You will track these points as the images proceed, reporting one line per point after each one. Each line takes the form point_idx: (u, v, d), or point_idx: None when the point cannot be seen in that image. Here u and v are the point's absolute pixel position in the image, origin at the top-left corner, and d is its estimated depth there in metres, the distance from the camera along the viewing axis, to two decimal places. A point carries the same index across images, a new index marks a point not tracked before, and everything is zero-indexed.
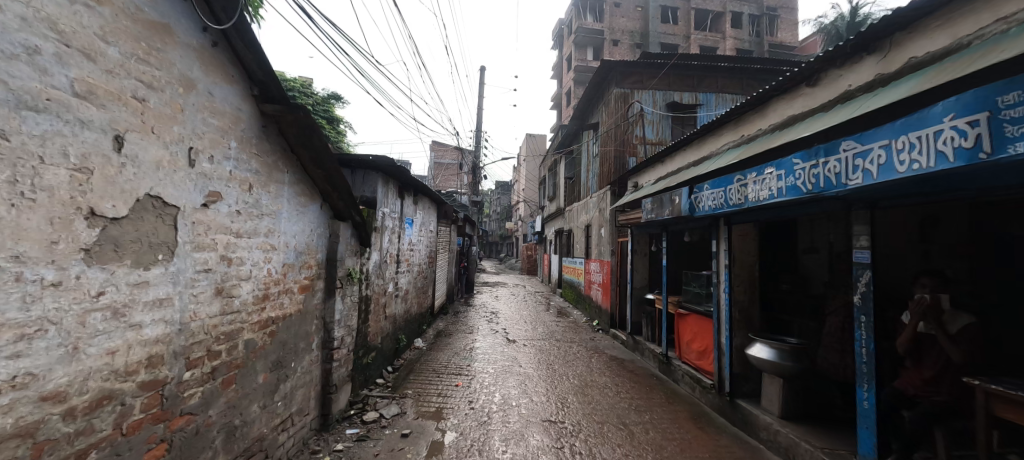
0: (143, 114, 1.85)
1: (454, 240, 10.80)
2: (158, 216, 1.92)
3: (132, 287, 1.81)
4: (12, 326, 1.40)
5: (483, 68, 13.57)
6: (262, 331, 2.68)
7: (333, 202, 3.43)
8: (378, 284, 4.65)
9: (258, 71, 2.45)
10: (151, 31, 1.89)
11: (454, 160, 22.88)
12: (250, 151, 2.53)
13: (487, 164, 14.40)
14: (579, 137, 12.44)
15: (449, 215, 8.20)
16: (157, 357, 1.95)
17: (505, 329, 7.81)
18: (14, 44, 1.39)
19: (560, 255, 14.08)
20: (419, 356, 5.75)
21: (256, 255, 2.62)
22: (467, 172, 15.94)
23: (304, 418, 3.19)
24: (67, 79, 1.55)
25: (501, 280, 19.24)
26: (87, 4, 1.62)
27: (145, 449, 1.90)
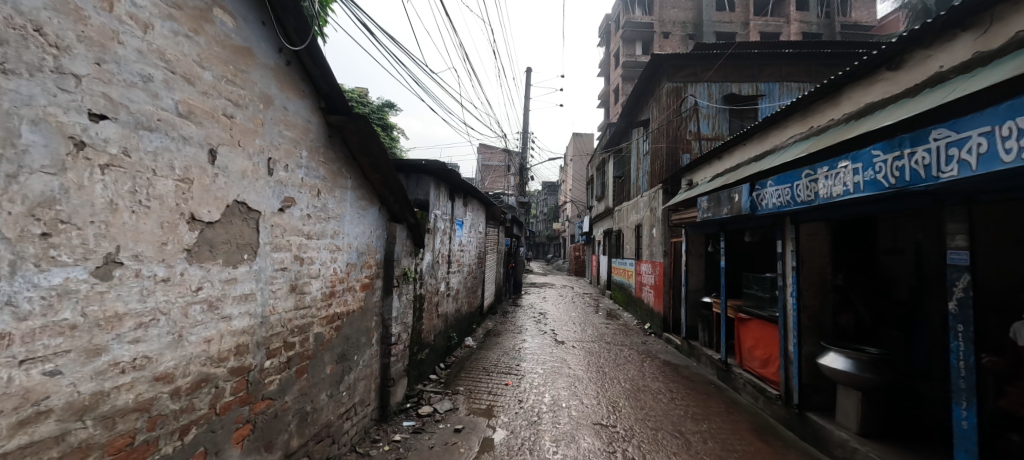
0: (231, 129, 2.08)
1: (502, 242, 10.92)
2: (243, 220, 2.15)
3: (222, 283, 2.04)
4: (132, 316, 1.64)
5: (529, 69, 13.59)
6: (329, 326, 2.89)
7: (390, 205, 3.61)
8: (431, 283, 4.83)
9: (324, 85, 2.65)
10: (236, 55, 2.11)
11: (501, 163, 23.15)
12: (318, 160, 2.75)
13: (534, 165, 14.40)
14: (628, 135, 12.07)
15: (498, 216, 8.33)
16: (244, 346, 2.18)
17: (553, 330, 7.80)
18: (133, 74, 1.63)
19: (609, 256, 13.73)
20: (469, 354, 5.90)
21: (323, 255, 2.82)
22: (514, 173, 16.02)
23: (365, 409, 3.39)
24: (172, 101, 1.79)
25: (549, 281, 19.12)
26: (187, 35, 1.85)
27: (234, 428, 2.13)
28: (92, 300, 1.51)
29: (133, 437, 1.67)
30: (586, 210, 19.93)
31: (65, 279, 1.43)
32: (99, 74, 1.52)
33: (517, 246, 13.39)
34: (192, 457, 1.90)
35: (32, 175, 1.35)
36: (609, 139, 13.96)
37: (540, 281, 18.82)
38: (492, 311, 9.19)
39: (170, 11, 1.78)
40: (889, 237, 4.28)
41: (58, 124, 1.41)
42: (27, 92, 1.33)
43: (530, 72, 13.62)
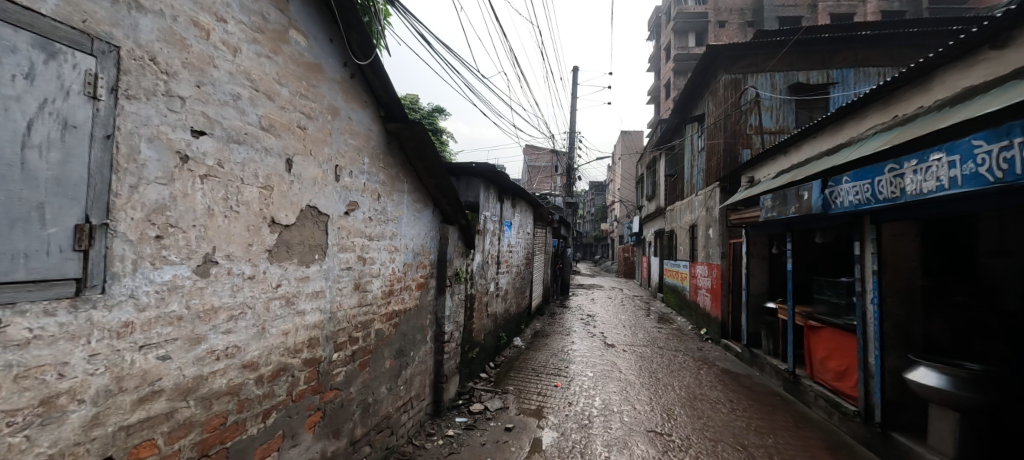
0: (304, 139, 2.26)
1: (549, 242, 10.90)
2: (314, 223, 2.33)
3: (297, 280, 2.23)
4: (225, 309, 1.84)
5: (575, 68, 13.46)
6: (388, 322, 3.05)
7: (442, 207, 3.74)
8: (481, 283, 4.93)
9: (383, 94, 2.80)
10: (309, 71, 2.30)
11: (548, 163, 23.09)
12: (379, 166, 2.91)
13: (581, 165, 14.21)
14: (680, 131, 11.55)
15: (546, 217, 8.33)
16: (315, 339, 2.36)
17: (602, 332, 7.66)
18: (225, 94, 1.83)
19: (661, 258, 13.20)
20: (518, 354, 5.94)
21: (383, 255, 2.98)
22: (561, 173, 15.91)
23: (420, 403, 3.53)
24: (255, 116, 1.98)
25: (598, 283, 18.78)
26: (268, 56, 2.04)
27: (307, 414, 2.32)
28: (193, 294, 1.72)
29: (225, 417, 1.87)
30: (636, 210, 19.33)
31: (173, 276, 1.64)
32: (199, 95, 1.72)
33: (565, 247, 13.30)
34: (272, 439, 2.09)
35: (148, 186, 1.56)
36: (660, 136, 13.43)
37: (589, 282, 18.54)
38: (540, 312, 9.21)
39: (254, 35, 1.97)
40: (993, 237, 3.74)
41: (167, 141, 1.62)
42: (145, 114, 1.54)
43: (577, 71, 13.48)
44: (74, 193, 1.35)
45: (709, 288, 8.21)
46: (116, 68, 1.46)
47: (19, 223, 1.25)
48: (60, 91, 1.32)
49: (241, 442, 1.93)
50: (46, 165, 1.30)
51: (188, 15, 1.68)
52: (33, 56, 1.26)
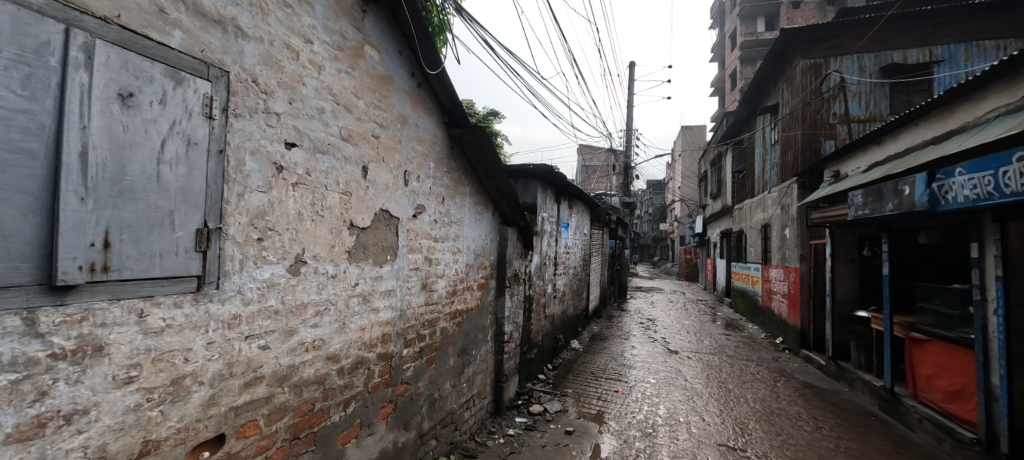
0: (377, 147, 2.41)
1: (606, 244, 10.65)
2: (386, 225, 2.48)
3: (372, 279, 2.38)
4: (313, 304, 2.02)
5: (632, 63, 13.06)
6: (452, 321, 3.16)
7: (502, 209, 3.80)
8: (539, 285, 4.94)
9: (447, 101, 2.91)
10: (381, 83, 2.45)
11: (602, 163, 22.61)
12: (443, 170, 3.02)
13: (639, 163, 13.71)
14: (750, 124, 10.73)
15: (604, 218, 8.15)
16: (388, 335, 2.51)
17: (664, 337, 7.34)
18: (312, 108, 2.01)
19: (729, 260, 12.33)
20: (576, 356, 5.87)
21: (448, 256, 3.09)
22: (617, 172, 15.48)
23: (482, 401, 3.61)
24: (337, 127, 2.15)
25: (658, 286, 17.99)
26: (347, 71, 2.21)
27: (381, 405, 2.46)
28: (287, 291, 1.90)
29: (313, 404, 2.05)
30: (699, 210, 18.23)
31: (271, 274, 1.83)
32: (291, 110, 1.91)
33: (623, 248, 12.93)
34: (352, 426, 2.25)
35: (251, 194, 1.75)
36: (726, 129, 12.59)
37: (648, 285, 17.81)
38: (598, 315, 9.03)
39: (336, 53, 2.15)
40: None
41: (267, 153, 1.81)
42: (249, 130, 1.74)
43: (634, 67, 13.07)
44: (196, 201, 1.56)
45: (785, 293, 7.54)
46: (226, 91, 1.66)
47: (156, 227, 1.46)
48: (185, 113, 1.53)
49: (326, 427, 2.11)
50: (175, 178, 1.51)
51: (282, 39, 1.87)
52: (165, 84, 1.47)
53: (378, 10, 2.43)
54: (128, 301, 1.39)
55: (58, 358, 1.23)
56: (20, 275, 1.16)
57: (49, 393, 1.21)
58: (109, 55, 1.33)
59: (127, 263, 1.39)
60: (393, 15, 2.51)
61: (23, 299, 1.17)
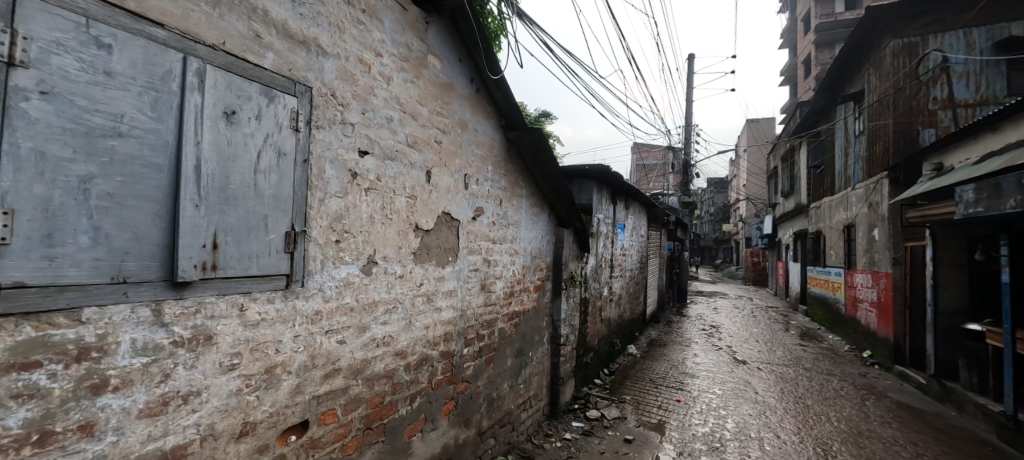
0: (440, 153, 2.50)
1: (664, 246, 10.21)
2: (448, 228, 2.57)
3: (435, 279, 2.47)
4: (383, 302, 2.14)
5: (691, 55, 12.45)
6: (509, 322, 3.19)
7: (558, 210, 3.77)
8: (595, 287, 4.85)
9: (504, 104, 2.95)
10: (443, 90, 2.54)
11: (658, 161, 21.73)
12: (501, 173, 3.07)
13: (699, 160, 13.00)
14: (830, 114, 9.76)
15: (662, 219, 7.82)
16: (450, 334, 2.59)
17: (729, 346, 6.88)
18: (382, 117, 2.14)
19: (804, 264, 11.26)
20: (633, 362, 5.67)
21: (505, 258, 3.13)
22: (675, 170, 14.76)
23: (538, 403, 3.61)
24: (404, 134, 2.26)
25: (721, 290, 16.88)
26: (413, 81, 2.32)
27: (443, 402, 2.55)
28: (360, 289, 2.03)
29: (384, 397, 2.17)
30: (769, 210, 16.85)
31: (347, 273, 1.96)
32: (363, 120, 2.03)
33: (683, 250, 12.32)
34: (417, 420, 2.35)
35: (330, 199, 1.89)
36: (801, 121, 11.55)
37: (710, 290, 16.78)
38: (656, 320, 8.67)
39: (402, 64, 2.26)
40: None
41: (344, 161, 1.95)
42: (329, 140, 1.88)
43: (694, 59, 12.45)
44: (285, 206, 1.72)
45: (874, 301, 6.76)
46: (310, 105, 1.81)
47: (253, 230, 1.63)
48: (276, 127, 1.69)
49: (395, 420, 2.22)
50: (269, 186, 1.67)
51: (356, 54, 2.01)
52: (260, 102, 1.64)
53: (440, 21, 2.53)
54: (231, 296, 1.56)
55: (178, 345, 1.41)
56: (150, 271, 1.35)
57: (171, 375, 1.40)
58: (217, 78, 1.51)
59: (231, 262, 1.56)
60: (455, 24, 2.60)
61: (152, 293, 1.36)
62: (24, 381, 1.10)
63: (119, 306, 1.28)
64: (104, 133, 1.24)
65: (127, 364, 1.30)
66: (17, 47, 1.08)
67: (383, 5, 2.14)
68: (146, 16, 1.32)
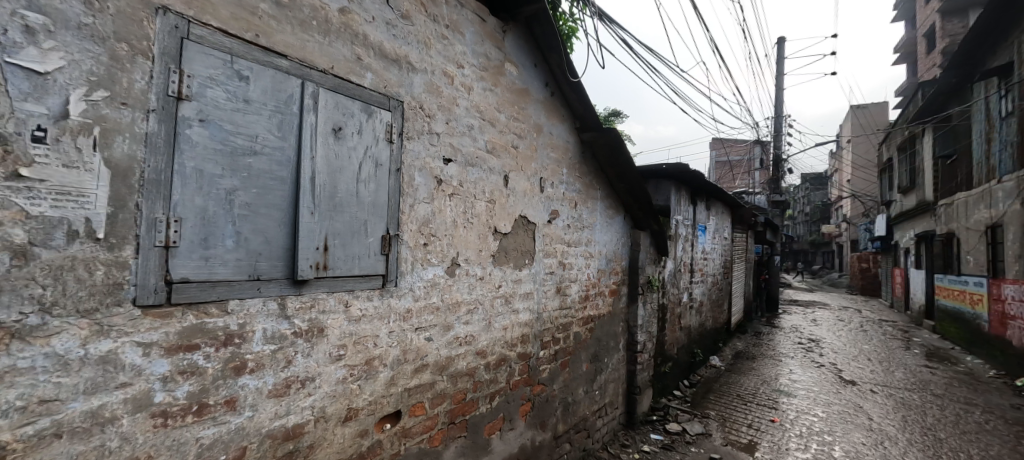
0: (516, 157, 2.55)
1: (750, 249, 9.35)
2: (525, 231, 2.61)
3: (513, 282, 2.52)
4: (466, 303, 2.24)
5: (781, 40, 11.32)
6: (585, 326, 3.14)
7: (634, 212, 3.64)
8: (674, 293, 4.60)
9: (579, 106, 2.92)
10: (519, 96, 2.58)
11: (741, 157, 19.98)
12: (576, 175, 3.04)
13: (791, 155, 11.72)
14: (966, 94, 8.21)
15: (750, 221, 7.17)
16: (526, 335, 2.62)
17: (832, 363, 6.08)
18: (464, 126, 2.24)
19: (931, 272, 9.56)
20: (717, 375, 5.26)
21: (580, 261, 3.10)
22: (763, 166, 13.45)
23: (614, 412, 3.51)
24: (483, 141, 2.34)
25: (821, 300, 14.96)
26: (491, 89, 2.39)
27: (520, 403, 2.58)
28: (446, 290, 2.14)
29: (466, 394, 2.26)
30: (881, 209, 14.60)
31: (433, 274, 2.08)
32: (448, 129, 2.15)
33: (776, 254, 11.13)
34: (496, 419, 2.41)
35: (419, 205, 2.03)
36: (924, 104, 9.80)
37: (807, 299, 14.95)
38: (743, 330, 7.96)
39: (482, 73, 2.35)
40: None
41: (430, 169, 2.08)
42: (417, 149, 2.02)
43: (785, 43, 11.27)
44: (380, 212, 1.87)
45: None
46: (401, 118, 1.96)
47: (356, 234, 1.80)
48: (374, 140, 1.85)
49: (476, 416, 2.30)
50: (368, 193, 1.83)
51: (441, 67, 2.13)
52: (362, 117, 1.81)
53: (516, 29, 2.58)
54: (339, 293, 1.74)
55: (297, 335, 1.61)
56: (276, 270, 1.55)
57: (292, 361, 1.59)
58: (327, 99, 1.69)
59: (338, 262, 1.73)
60: (530, 31, 2.64)
61: (278, 289, 1.56)
62: (188, 360, 1.33)
63: (254, 299, 1.50)
64: (244, 152, 1.46)
65: (260, 350, 1.51)
66: (183, 84, 1.31)
67: (464, 18, 2.25)
68: (274, 49, 1.53)
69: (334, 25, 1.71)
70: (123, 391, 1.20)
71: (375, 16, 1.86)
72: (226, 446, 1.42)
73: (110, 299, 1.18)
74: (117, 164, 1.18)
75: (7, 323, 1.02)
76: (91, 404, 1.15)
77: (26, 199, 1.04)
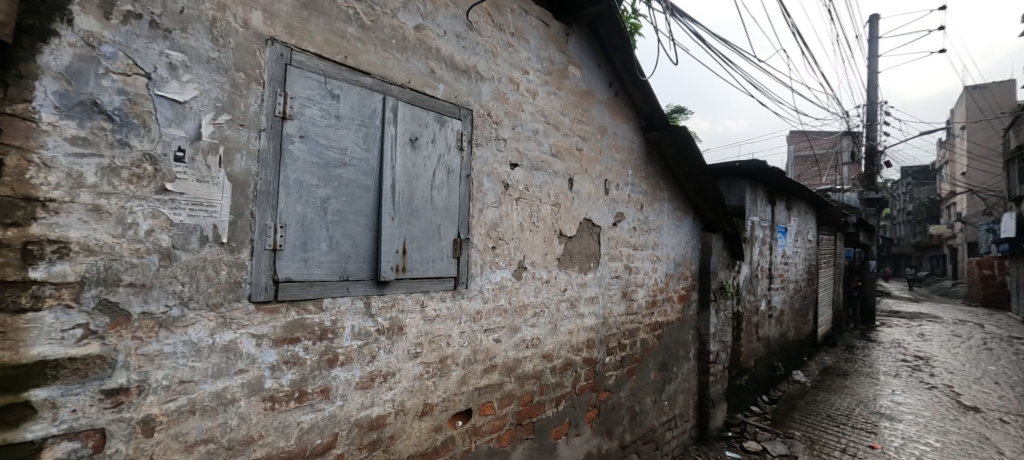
0: (581, 160, 2.54)
1: (840, 253, 8.38)
2: (589, 234, 2.58)
3: (578, 285, 2.50)
4: (532, 306, 2.26)
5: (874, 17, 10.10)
6: (652, 333, 3.03)
7: (705, 214, 3.44)
8: (750, 300, 4.27)
9: (645, 105, 2.83)
10: (583, 97, 2.57)
11: (824, 151, 18.05)
12: (641, 176, 2.95)
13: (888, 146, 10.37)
14: None
15: (838, 221, 6.45)
16: (592, 341, 2.58)
17: (947, 385, 5.26)
18: (530, 130, 2.27)
19: None
20: (802, 392, 4.78)
21: (647, 265, 2.99)
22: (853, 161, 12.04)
23: (684, 424, 3.34)
24: (548, 145, 2.36)
25: (928, 312, 13.02)
26: (555, 92, 2.41)
27: (586, 409, 2.54)
28: (513, 292, 2.18)
29: (533, 397, 2.27)
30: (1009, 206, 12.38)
31: (501, 277, 2.13)
32: (514, 134, 2.19)
33: (871, 258, 9.88)
34: (563, 423, 2.40)
35: (488, 209, 2.09)
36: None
37: (911, 310, 13.08)
38: (833, 343, 7.15)
39: (546, 78, 2.36)
40: None
41: (498, 174, 2.13)
42: (486, 156, 2.08)
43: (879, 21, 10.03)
44: (452, 216, 1.96)
45: None
46: (470, 125, 2.03)
47: (430, 238, 1.89)
48: (446, 147, 1.94)
49: (543, 420, 2.30)
50: (441, 199, 1.92)
51: (507, 74, 2.18)
52: (435, 127, 1.90)
53: (580, 31, 2.57)
54: (416, 294, 1.85)
55: (380, 332, 1.73)
56: (362, 271, 1.68)
57: (376, 357, 1.71)
58: (405, 111, 1.81)
59: (415, 265, 1.83)
60: (593, 32, 2.62)
61: (363, 289, 1.69)
62: (291, 351, 1.49)
63: (344, 298, 1.63)
64: (335, 164, 1.60)
65: (349, 345, 1.64)
66: (287, 105, 1.47)
67: (528, 25, 2.29)
68: (359, 68, 1.67)
69: (410, 42, 1.82)
70: (241, 376, 1.37)
71: (447, 30, 1.95)
72: (322, 432, 1.56)
73: (232, 295, 1.35)
74: (237, 178, 1.36)
75: (156, 314, 1.20)
76: (217, 386, 1.32)
77: (170, 209, 1.23)
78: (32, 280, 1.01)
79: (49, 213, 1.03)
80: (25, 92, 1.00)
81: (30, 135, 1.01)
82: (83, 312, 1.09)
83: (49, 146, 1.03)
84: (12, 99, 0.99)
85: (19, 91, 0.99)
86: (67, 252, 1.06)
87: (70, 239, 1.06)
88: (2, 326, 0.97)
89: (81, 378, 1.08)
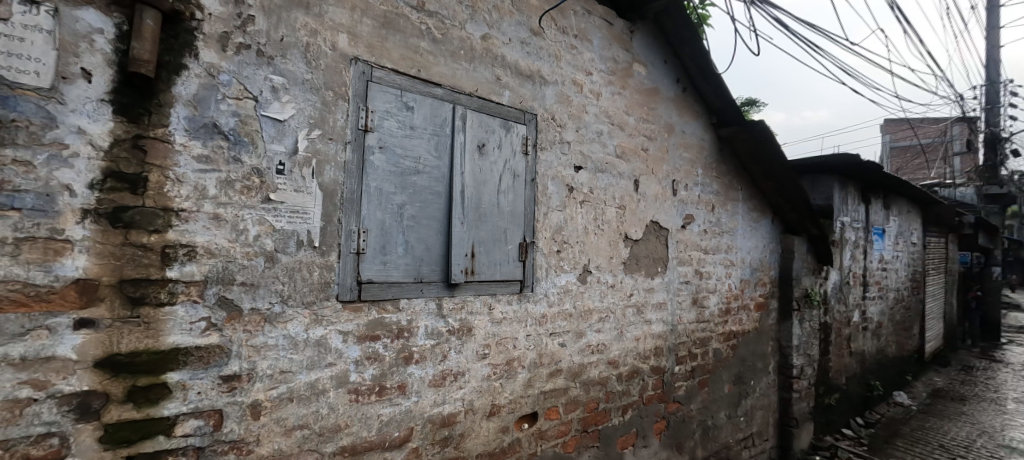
0: (647, 161, 2.45)
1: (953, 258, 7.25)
2: (656, 237, 2.48)
3: (645, 291, 2.41)
4: (597, 311, 2.22)
5: None
6: (726, 343, 2.83)
7: (785, 214, 3.16)
8: (839, 310, 3.84)
9: (716, 100, 2.67)
10: (648, 96, 2.48)
11: (927, 141, 15.77)
12: (712, 175, 2.79)
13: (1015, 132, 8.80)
14: None
15: (951, 221, 5.59)
16: (660, 348, 2.48)
17: None
18: (594, 132, 2.24)
19: None
20: (906, 416, 4.20)
21: (719, 270, 2.81)
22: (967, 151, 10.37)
23: (763, 443, 3.09)
24: (613, 146, 2.31)
25: None
26: (620, 92, 2.35)
27: (655, 420, 2.44)
28: (578, 297, 2.16)
29: (598, 404, 2.23)
30: None
31: (566, 281, 2.12)
32: (578, 137, 2.18)
33: (994, 264, 8.43)
34: (629, 433, 2.33)
35: (552, 213, 2.09)
36: None
37: None
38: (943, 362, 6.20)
39: (610, 78, 2.32)
40: None
41: (562, 177, 2.12)
42: (550, 159, 2.09)
43: None
44: (518, 220, 1.98)
45: None
46: (535, 129, 2.05)
47: (497, 242, 1.93)
48: (511, 152, 1.97)
49: (609, 428, 2.25)
50: (507, 203, 1.95)
51: (571, 77, 2.17)
52: (501, 132, 1.94)
53: (645, 28, 2.49)
54: (484, 296, 1.89)
55: (451, 333, 1.80)
56: (434, 274, 1.76)
57: (448, 356, 1.78)
58: (473, 118, 1.86)
59: (483, 268, 1.88)
60: (659, 27, 2.52)
61: (435, 290, 1.77)
62: (372, 348, 1.59)
63: (419, 299, 1.72)
64: (410, 172, 1.69)
65: (423, 344, 1.72)
66: (369, 119, 1.58)
67: (591, 25, 2.26)
68: (431, 80, 1.75)
69: (477, 51, 1.88)
70: (331, 369, 1.49)
71: (511, 37, 1.99)
72: (400, 425, 1.65)
73: (323, 295, 1.48)
74: (327, 187, 1.49)
75: (262, 310, 1.35)
76: (311, 377, 1.45)
77: (273, 216, 1.38)
78: (169, 278, 1.18)
79: (181, 221, 1.20)
80: (163, 118, 1.18)
81: (167, 155, 1.18)
82: (206, 306, 1.24)
83: (180, 164, 1.20)
84: (154, 125, 1.17)
85: (159, 118, 1.17)
86: (195, 254, 1.22)
87: (197, 243, 1.23)
88: (147, 317, 1.15)
89: (205, 365, 1.23)
